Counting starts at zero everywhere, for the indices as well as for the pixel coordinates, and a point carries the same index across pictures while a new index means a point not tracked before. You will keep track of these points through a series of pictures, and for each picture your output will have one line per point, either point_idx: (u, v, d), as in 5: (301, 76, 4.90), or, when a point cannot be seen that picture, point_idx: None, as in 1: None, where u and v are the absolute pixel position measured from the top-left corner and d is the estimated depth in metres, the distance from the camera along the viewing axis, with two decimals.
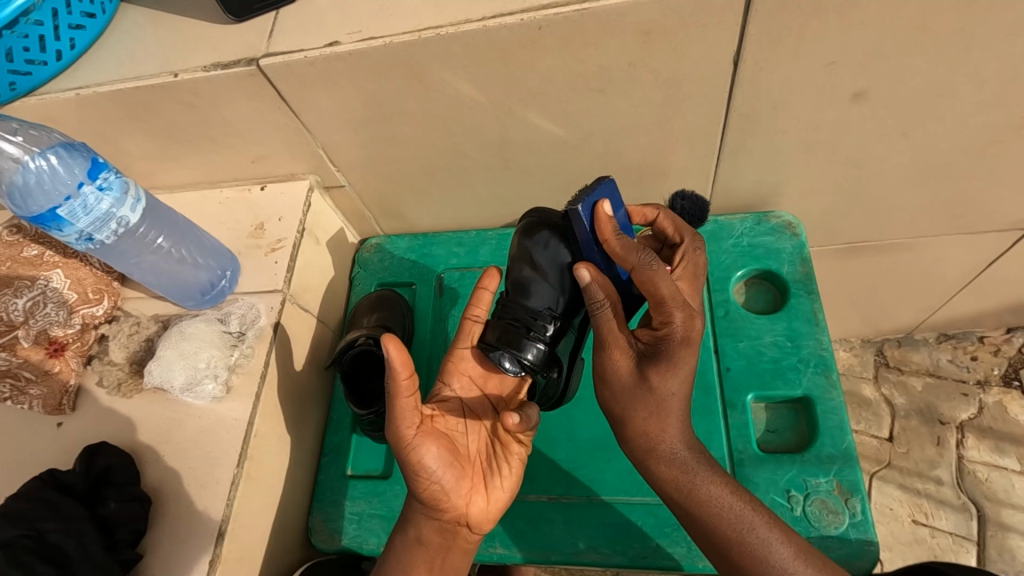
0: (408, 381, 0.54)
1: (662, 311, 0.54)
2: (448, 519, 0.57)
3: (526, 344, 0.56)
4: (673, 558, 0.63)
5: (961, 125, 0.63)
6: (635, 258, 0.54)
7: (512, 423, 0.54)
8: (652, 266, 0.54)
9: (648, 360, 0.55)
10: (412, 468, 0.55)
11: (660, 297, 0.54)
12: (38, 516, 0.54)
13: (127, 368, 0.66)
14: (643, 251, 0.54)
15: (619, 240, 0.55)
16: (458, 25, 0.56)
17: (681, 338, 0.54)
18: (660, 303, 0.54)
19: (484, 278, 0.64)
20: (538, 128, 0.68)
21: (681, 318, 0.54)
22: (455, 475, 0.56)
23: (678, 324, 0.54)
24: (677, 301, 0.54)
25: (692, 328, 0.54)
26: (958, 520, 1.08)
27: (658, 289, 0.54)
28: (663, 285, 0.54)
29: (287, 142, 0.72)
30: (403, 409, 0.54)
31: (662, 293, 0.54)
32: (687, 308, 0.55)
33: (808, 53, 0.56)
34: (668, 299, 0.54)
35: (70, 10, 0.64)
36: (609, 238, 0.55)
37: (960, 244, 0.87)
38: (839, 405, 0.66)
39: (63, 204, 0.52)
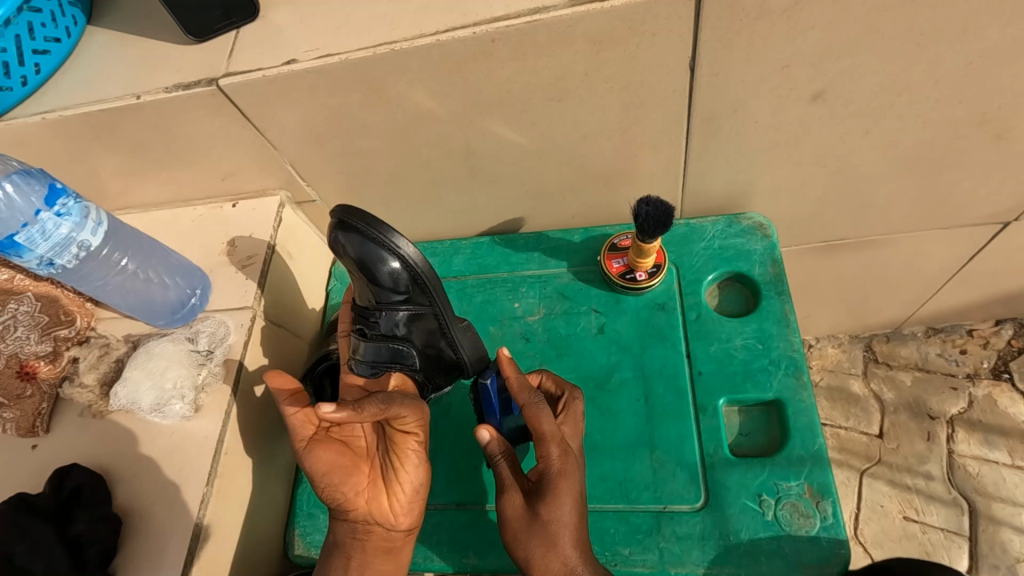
0: (286, 394, 0.60)
1: (541, 447, 0.57)
2: (356, 518, 0.58)
3: (369, 346, 0.64)
4: (643, 564, 0.63)
5: (922, 122, 0.63)
6: (525, 396, 0.59)
7: (325, 410, 0.53)
8: (538, 405, 0.58)
9: (531, 505, 0.56)
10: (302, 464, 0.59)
11: (540, 435, 0.57)
12: (8, 540, 0.55)
13: (98, 390, 0.66)
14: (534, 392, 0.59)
15: (517, 377, 0.61)
16: (412, 39, 0.57)
17: (556, 472, 0.56)
18: (540, 440, 0.57)
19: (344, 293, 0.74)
20: (503, 136, 0.68)
21: (558, 495, 0.55)
22: (347, 474, 0.59)
23: (553, 460, 0.56)
24: (563, 464, 0.56)
25: (567, 463, 0.57)
26: (949, 515, 1.08)
27: (539, 427, 0.57)
28: (544, 423, 0.57)
29: (255, 158, 0.73)
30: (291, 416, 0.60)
31: (543, 430, 0.57)
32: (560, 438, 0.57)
33: (761, 56, 0.56)
34: (546, 437, 0.57)
35: (35, 36, 0.64)
36: (509, 376, 0.61)
37: (938, 239, 0.87)
38: (810, 407, 0.66)
39: (20, 231, 0.53)
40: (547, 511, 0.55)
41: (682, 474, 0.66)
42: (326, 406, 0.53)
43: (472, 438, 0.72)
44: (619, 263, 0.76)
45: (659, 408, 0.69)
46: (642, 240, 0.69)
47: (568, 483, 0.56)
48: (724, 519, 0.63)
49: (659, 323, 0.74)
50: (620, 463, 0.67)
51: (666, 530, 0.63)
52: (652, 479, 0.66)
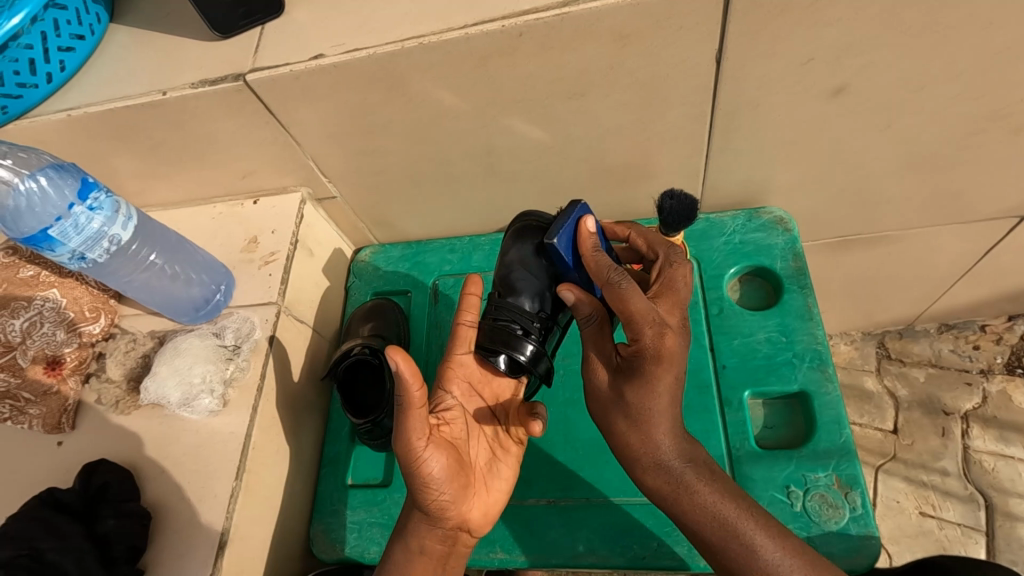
0: (420, 392, 0.52)
1: (632, 328, 0.54)
2: (451, 527, 0.58)
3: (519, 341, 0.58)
4: (671, 559, 0.62)
5: (945, 115, 0.63)
6: (606, 274, 0.55)
7: (536, 428, 0.56)
8: (622, 286, 0.54)
9: (622, 380, 0.56)
10: (413, 471, 0.54)
11: (630, 313, 0.53)
12: (33, 535, 0.55)
13: (125, 385, 0.67)
14: (613, 269, 0.55)
15: (594, 256, 0.56)
16: (439, 34, 0.57)
17: (653, 352, 0.53)
18: (630, 319, 0.53)
19: (470, 284, 0.63)
20: (525, 132, 0.68)
21: (652, 338, 0.53)
22: (459, 484, 0.57)
23: (648, 341, 0.53)
24: (654, 313, 0.54)
25: (661, 343, 0.54)
26: (965, 511, 1.08)
27: (626, 303, 0.53)
28: (635, 301, 0.53)
29: (276, 155, 0.73)
30: (410, 421, 0.52)
31: (634, 308, 0.53)
32: (654, 317, 0.53)
33: (788, 49, 0.56)
34: (638, 316, 0.53)
35: (59, 33, 0.65)
36: (590, 251, 0.57)
37: (955, 234, 0.87)
38: (835, 399, 0.66)
39: (53, 225, 0.53)
40: (634, 395, 0.55)
41: None
42: (539, 426, 0.56)
43: None
44: None
45: (683, 402, 0.69)
46: (665, 234, 0.69)
47: (672, 344, 0.54)
48: None
49: None
50: None
51: None
52: None
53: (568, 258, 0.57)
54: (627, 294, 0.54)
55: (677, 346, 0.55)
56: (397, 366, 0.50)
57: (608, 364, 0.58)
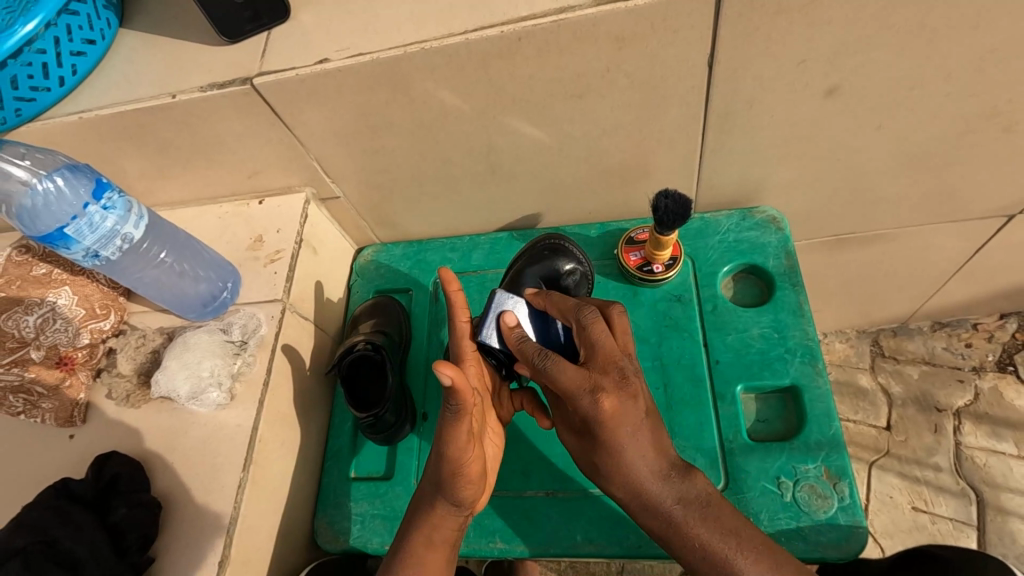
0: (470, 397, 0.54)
1: (572, 401, 0.54)
2: (467, 512, 0.60)
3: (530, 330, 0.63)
4: (665, 547, 0.65)
5: (931, 116, 0.65)
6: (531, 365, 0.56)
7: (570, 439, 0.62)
8: (549, 367, 0.54)
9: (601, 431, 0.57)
10: (453, 471, 0.56)
11: (566, 390, 0.54)
12: (49, 524, 0.57)
13: (135, 379, 0.69)
14: (535, 358, 0.56)
15: (518, 346, 0.59)
16: (441, 38, 0.59)
17: (607, 417, 0.53)
18: (567, 394, 0.54)
19: (450, 284, 0.58)
20: (524, 133, 0.70)
21: (607, 399, 0.53)
22: (481, 475, 0.59)
23: (604, 408, 0.53)
24: (590, 383, 0.53)
25: (628, 387, 0.54)
26: (958, 506, 1.09)
27: (557, 383, 0.54)
28: (563, 377, 0.54)
29: (282, 156, 0.75)
30: (456, 424, 0.54)
31: (564, 384, 0.54)
32: (586, 379, 0.53)
33: (778, 53, 0.58)
34: (573, 390, 0.53)
35: (72, 38, 0.66)
36: (515, 348, 0.59)
37: (945, 233, 0.89)
38: (826, 393, 0.68)
39: (69, 224, 0.56)
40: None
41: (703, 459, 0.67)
42: (572, 438, 0.62)
43: None
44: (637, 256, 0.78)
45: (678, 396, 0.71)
46: (660, 232, 0.71)
47: (635, 386, 0.54)
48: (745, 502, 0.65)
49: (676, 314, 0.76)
50: None
51: None
52: None
53: (496, 345, 0.62)
54: (555, 372, 0.54)
55: (644, 382, 0.55)
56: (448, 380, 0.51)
57: (574, 431, 0.60)
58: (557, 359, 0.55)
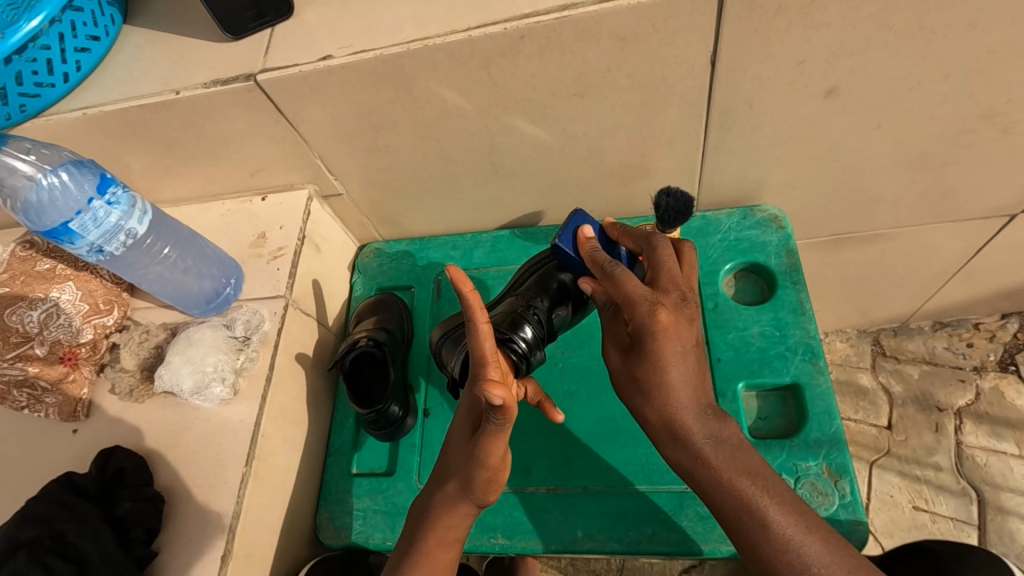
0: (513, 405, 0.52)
1: (632, 308, 0.57)
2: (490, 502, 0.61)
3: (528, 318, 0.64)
4: (665, 544, 0.65)
5: (932, 115, 0.65)
6: (604, 265, 0.60)
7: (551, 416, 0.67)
8: (617, 269, 0.59)
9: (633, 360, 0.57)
10: (490, 478, 0.56)
11: (636, 295, 0.56)
12: (55, 517, 0.57)
13: (138, 374, 0.69)
14: (611, 261, 0.60)
15: (592, 252, 0.63)
16: (443, 36, 0.59)
17: (659, 328, 0.55)
18: (630, 300, 0.56)
19: (464, 283, 0.54)
20: (526, 131, 0.70)
21: (664, 305, 0.56)
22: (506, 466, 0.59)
23: (662, 318, 0.55)
24: (670, 291, 0.57)
25: (689, 308, 0.57)
26: (958, 505, 1.09)
27: (659, 275, 0.58)
28: (631, 284, 0.57)
29: (285, 153, 0.75)
30: (496, 436, 0.53)
31: (630, 290, 0.57)
32: (676, 300, 0.57)
33: (779, 52, 0.58)
34: (639, 297, 0.56)
35: (76, 34, 0.67)
36: (589, 244, 0.64)
37: (946, 232, 0.89)
38: (827, 391, 0.68)
39: (74, 219, 0.56)
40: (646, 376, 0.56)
41: None
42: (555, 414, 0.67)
43: None
44: None
45: None
46: (662, 230, 0.71)
47: (667, 316, 0.55)
48: None
49: None
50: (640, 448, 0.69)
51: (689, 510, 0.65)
52: None
53: (570, 251, 0.67)
54: (626, 275, 0.58)
55: (675, 320, 0.56)
56: (500, 400, 0.49)
57: (620, 343, 0.60)
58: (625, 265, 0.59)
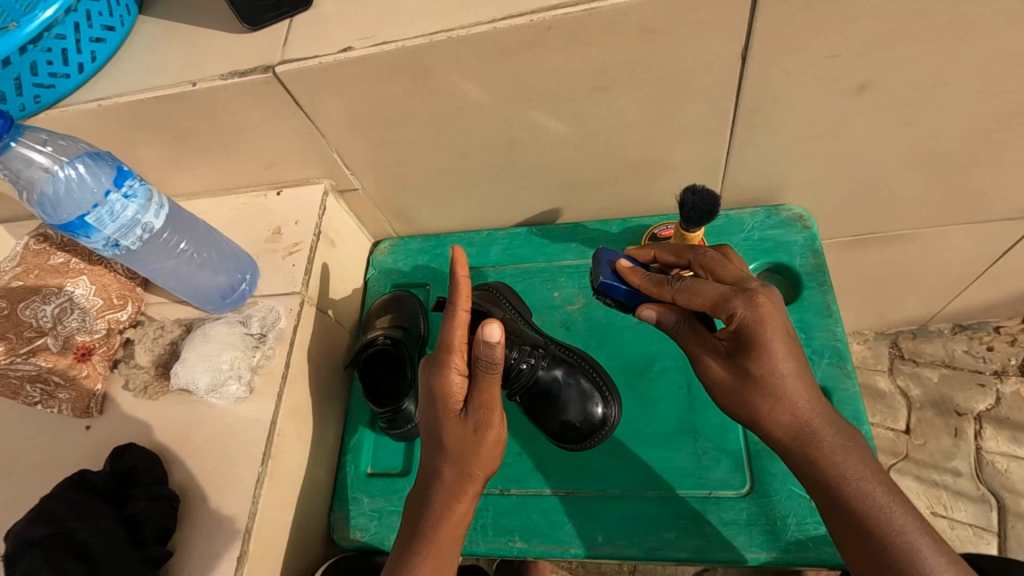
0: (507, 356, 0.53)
1: (723, 309, 0.52)
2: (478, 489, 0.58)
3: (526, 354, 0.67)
4: (686, 550, 0.63)
5: (968, 113, 0.63)
6: (668, 288, 0.57)
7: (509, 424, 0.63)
8: (691, 283, 0.54)
9: (737, 357, 0.52)
10: (495, 438, 0.56)
11: (716, 299, 0.52)
12: (65, 516, 0.56)
13: (152, 370, 0.68)
14: (671, 279, 0.57)
15: (643, 277, 0.60)
16: (466, 28, 0.57)
17: (756, 321, 0.50)
18: (715, 304, 0.52)
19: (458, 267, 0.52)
20: (547, 126, 0.68)
21: (743, 305, 0.50)
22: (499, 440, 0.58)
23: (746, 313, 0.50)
24: (726, 299, 0.51)
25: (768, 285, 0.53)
26: (977, 512, 1.08)
27: (701, 295, 0.53)
28: (708, 289, 0.53)
29: (301, 147, 0.74)
30: (493, 388, 0.53)
31: (710, 294, 0.53)
32: (729, 290, 0.52)
33: (813, 47, 0.57)
34: (720, 301, 0.52)
35: (91, 24, 0.66)
36: (639, 280, 0.60)
37: (972, 233, 0.87)
38: (854, 395, 0.67)
39: (90, 212, 0.56)
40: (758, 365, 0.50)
41: (727, 462, 0.66)
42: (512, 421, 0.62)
43: (515, 425, 0.73)
44: None
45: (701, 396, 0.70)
46: (685, 229, 0.70)
47: (767, 301, 0.51)
48: (771, 505, 0.63)
49: None
50: (660, 451, 0.68)
51: (712, 516, 0.64)
52: (696, 466, 0.67)
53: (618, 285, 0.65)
54: (692, 284, 0.54)
55: (774, 303, 0.51)
56: (499, 342, 0.50)
57: (717, 355, 0.54)
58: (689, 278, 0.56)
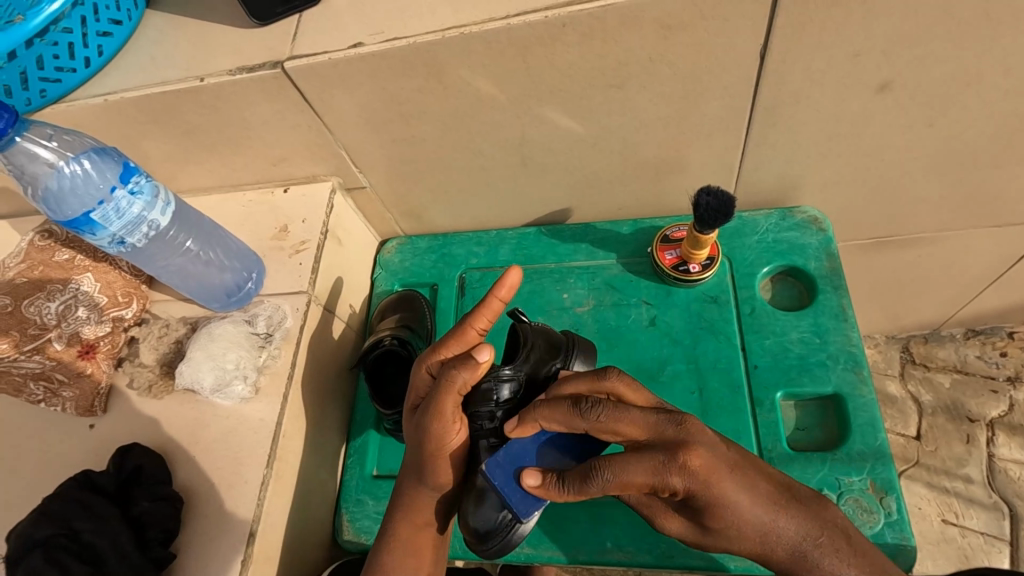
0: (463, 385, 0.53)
1: (662, 488, 0.47)
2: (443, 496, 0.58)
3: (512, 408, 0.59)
4: (697, 558, 0.62)
5: (992, 113, 0.62)
6: (589, 493, 0.48)
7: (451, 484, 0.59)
8: (609, 481, 0.47)
9: None
10: (436, 450, 0.56)
11: (647, 485, 0.47)
12: (71, 515, 0.56)
13: (158, 369, 0.67)
14: (591, 484, 0.48)
15: (563, 499, 0.50)
16: (480, 23, 0.56)
17: (699, 489, 0.46)
18: (652, 489, 0.47)
19: (498, 287, 0.55)
20: (560, 123, 0.67)
21: (682, 479, 0.46)
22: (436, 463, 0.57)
23: (682, 486, 0.46)
24: (661, 477, 0.46)
25: (693, 430, 0.48)
26: (989, 520, 1.06)
27: (620, 432, 0.50)
28: (636, 476, 0.47)
29: (309, 143, 0.73)
30: (443, 402, 0.54)
31: (641, 481, 0.47)
32: (656, 467, 0.46)
33: (835, 44, 0.55)
34: (651, 484, 0.47)
35: (98, 18, 0.65)
36: (557, 498, 0.51)
37: (990, 237, 0.85)
38: (870, 402, 0.66)
39: (95, 209, 0.55)
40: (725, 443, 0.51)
41: None
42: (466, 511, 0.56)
43: None
44: (672, 255, 0.75)
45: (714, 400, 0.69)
46: (699, 230, 0.68)
47: (701, 463, 0.46)
48: None
49: (711, 316, 0.74)
50: None
51: None
52: None
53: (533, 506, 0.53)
54: (621, 475, 0.47)
55: (706, 458, 0.46)
56: (478, 361, 0.52)
57: None
58: (611, 468, 0.47)
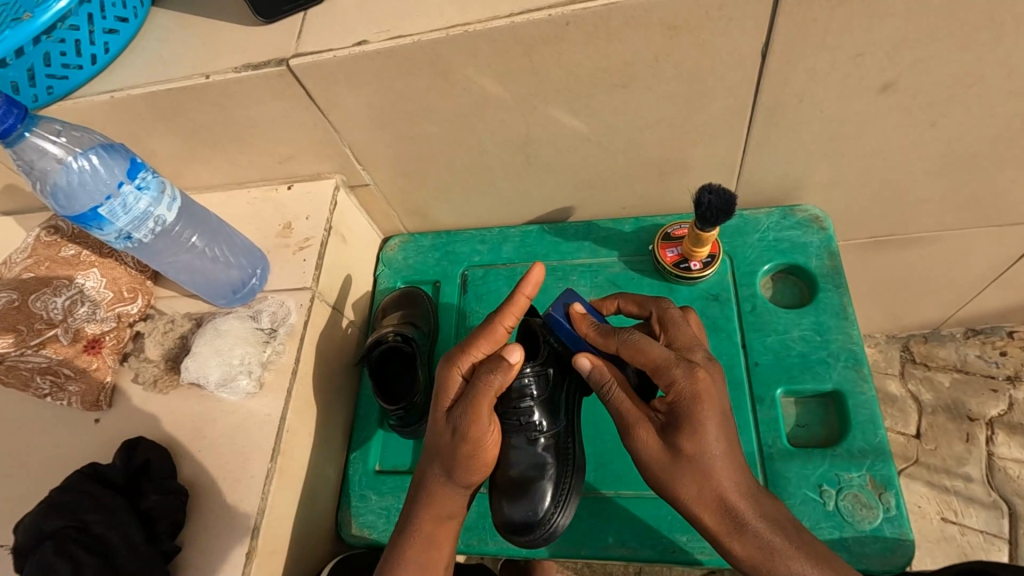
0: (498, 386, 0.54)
1: (661, 376, 0.53)
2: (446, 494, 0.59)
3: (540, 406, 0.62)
4: (697, 553, 0.63)
5: (994, 113, 0.62)
6: (615, 343, 0.56)
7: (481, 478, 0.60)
8: (632, 341, 0.54)
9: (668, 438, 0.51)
10: (472, 453, 0.56)
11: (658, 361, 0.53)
12: (79, 508, 0.56)
13: (163, 364, 0.68)
14: (618, 339, 0.55)
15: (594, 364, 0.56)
16: (484, 22, 0.57)
17: (694, 392, 0.51)
18: (659, 367, 0.53)
19: (523, 284, 0.58)
20: (563, 122, 0.67)
21: (684, 373, 0.51)
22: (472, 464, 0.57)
23: (683, 385, 0.51)
24: (668, 365, 0.52)
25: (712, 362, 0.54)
26: (989, 518, 1.06)
27: (644, 352, 0.54)
28: (653, 352, 0.53)
29: (313, 140, 0.73)
30: (480, 405, 0.54)
31: (655, 357, 0.53)
32: (676, 360, 0.52)
33: (837, 43, 0.56)
34: (658, 364, 0.53)
35: (104, 15, 0.65)
36: (584, 357, 0.57)
37: (990, 237, 0.86)
38: (870, 399, 0.66)
39: (103, 204, 0.55)
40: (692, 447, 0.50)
41: None
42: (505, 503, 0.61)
43: None
44: (674, 253, 0.76)
45: None
46: (701, 228, 0.69)
47: (705, 375, 0.51)
48: (785, 509, 0.63)
49: (713, 313, 0.74)
50: None
51: None
52: None
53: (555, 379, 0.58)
54: (641, 341, 0.54)
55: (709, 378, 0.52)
56: (512, 364, 0.53)
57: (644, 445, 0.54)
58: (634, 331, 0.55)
